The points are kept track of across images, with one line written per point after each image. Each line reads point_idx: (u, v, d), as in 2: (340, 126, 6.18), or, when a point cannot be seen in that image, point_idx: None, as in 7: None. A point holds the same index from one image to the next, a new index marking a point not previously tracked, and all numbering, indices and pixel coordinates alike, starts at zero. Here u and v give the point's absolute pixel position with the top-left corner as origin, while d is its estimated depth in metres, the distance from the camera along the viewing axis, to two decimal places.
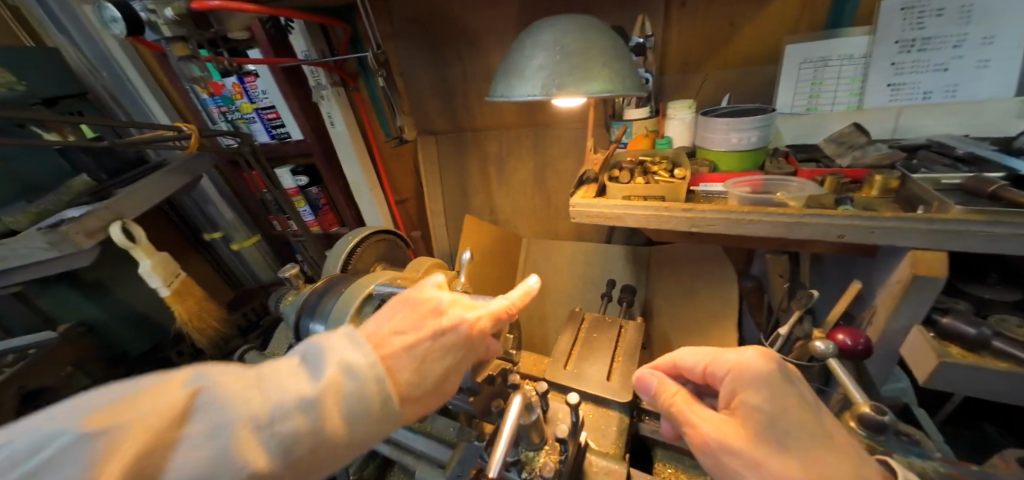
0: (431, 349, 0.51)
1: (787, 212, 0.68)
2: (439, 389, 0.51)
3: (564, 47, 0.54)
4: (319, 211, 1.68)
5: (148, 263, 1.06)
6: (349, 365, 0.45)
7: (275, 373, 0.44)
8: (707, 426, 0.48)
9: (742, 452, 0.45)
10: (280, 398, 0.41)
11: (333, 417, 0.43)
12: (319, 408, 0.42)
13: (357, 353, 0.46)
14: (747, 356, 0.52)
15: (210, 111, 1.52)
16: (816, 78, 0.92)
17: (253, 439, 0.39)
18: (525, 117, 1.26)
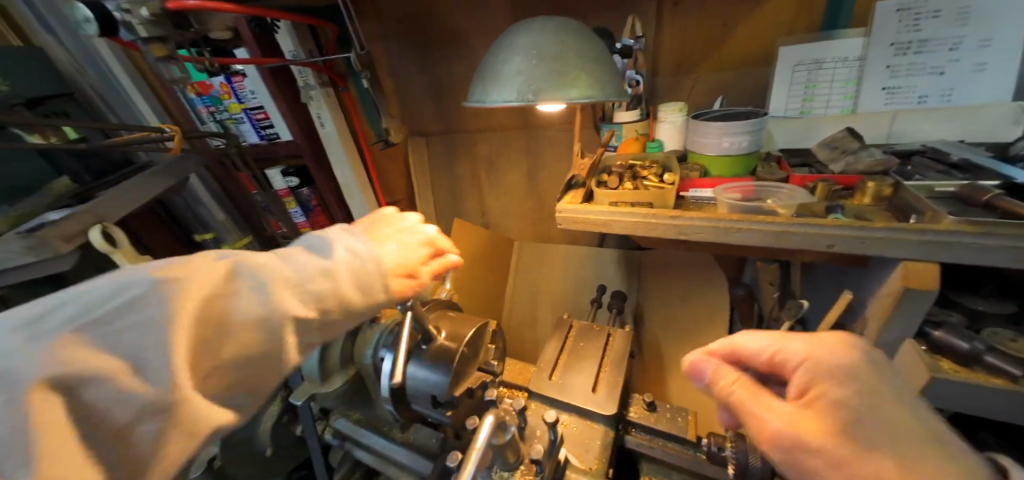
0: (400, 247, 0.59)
1: (776, 221, 0.66)
2: (408, 274, 0.57)
3: (541, 51, 0.52)
4: (310, 212, 1.66)
5: (129, 268, 1.03)
6: (354, 250, 0.52)
7: (292, 253, 0.50)
8: (777, 417, 0.45)
9: (823, 449, 0.41)
10: (303, 267, 0.48)
11: (349, 283, 0.50)
12: (337, 275, 0.50)
13: (357, 240, 0.54)
14: (823, 347, 0.50)
15: (199, 111, 1.50)
16: (809, 80, 0.90)
17: (304, 294, 0.47)
18: (516, 118, 1.24)
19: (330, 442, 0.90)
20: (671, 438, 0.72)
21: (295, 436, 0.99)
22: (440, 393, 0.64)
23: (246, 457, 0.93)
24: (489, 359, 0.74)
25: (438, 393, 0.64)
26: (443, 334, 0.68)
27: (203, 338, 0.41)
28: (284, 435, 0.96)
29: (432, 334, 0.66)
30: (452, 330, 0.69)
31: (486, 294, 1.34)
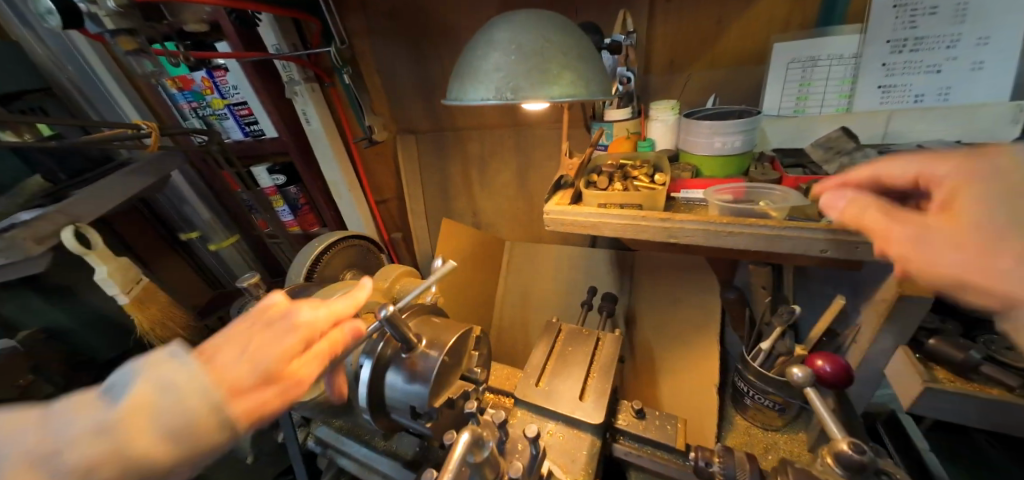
0: (259, 348, 0.47)
1: (768, 224, 0.64)
2: (270, 381, 0.46)
3: (520, 46, 0.49)
4: (298, 211, 1.62)
5: (103, 269, 1.00)
6: (160, 383, 0.39)
7: (72, 404, 0.38)
8: (904, 230, 0.44)
9: (943, 253, 0.40)
10: (70, 429, 0.36)
11: (143, 437, 0.37)
12: (120, 432, 0.37)
13: (170, 368, 0.40)
14: (1008, 147, 0.40)
15: (181, 107, 1.46)
16: (804, 78, 0.88)
17: (73, 468, 0.35)
18: (506, 116, 1.21)
19: (312, 450, 0.88)
20: (660, 447, 0.70)
21: (277, 443, 0.96)
22: (419, 404, 0.62)
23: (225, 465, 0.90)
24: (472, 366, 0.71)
25: (418, 404, 0.62)
26: (423, 342, 0.66)
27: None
28: (266, 442, 0.93)
29: (413, 342, 0.64)
30: (433, 336, 0.67)
31: (476, 295, 1.32)
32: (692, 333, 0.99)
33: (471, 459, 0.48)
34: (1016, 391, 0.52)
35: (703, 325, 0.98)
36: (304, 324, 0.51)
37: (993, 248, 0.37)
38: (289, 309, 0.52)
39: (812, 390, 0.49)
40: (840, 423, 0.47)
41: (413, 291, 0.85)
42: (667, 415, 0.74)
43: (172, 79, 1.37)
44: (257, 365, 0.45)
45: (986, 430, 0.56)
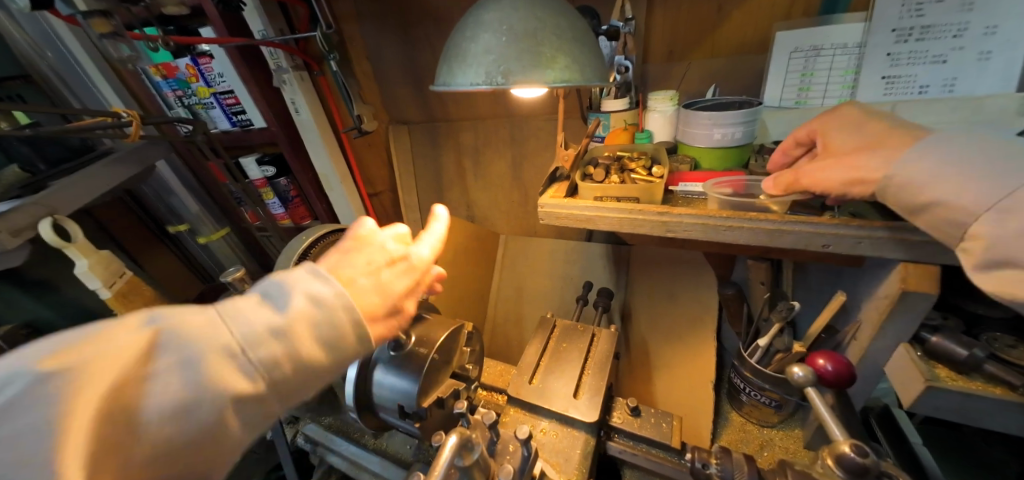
0: (386, 288, 0.48)
1: (768, 218, 0.62)
2: (393, 315, 0.49)
3: (510, 28, 0.46)
4: (289, 203, 1.58)
5: (84, 263, 0.97)
6: (320, 298, 0.43)
7: (236, 309, 0.42)
8: (826, 170, 0.58)
9: (845, 170, 0.57)
10: (244, 330, 0.40)
11: (304, 342, 0.42)
12: (289, 335, 0.41)
13: (325, 287, 0.44)
14: (839, 112, 0.63)
15: (166, 95, 1.41)
16: (806, 68, 0.86)
17: (255, 365, 0.40)
18: (501, 106, 1.18)
19: (302, 447, 0.86)
20: (656, 445, 0.69)
21: (266, 442, 0.94)
22: (407, 403, 0.60)
23: None
24: (463, 363, 0.69)
25: (406, 403, 0.60)
26: (412, 339, 0.64)
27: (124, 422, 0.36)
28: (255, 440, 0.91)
29: (401, 340, 0.62)
30: (423, 333, 0.65)
31: (470, 290, 1.30)
32: (687, 329, 0.98)
33: (459, 462, 0.46)
34: (1018, 390, 0.51)
35: (700, 320, 0.97)
36: (413, 266, 0.53)
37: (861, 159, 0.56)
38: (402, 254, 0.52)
39: (813, 389, 0.48)
40: (841, 423, 0.46)
41: None
42: (663, 412, 0.73)
43: (155, 65, 1.32)
44: (388, 300, 0.48)
45: (987, 429, 0.55)
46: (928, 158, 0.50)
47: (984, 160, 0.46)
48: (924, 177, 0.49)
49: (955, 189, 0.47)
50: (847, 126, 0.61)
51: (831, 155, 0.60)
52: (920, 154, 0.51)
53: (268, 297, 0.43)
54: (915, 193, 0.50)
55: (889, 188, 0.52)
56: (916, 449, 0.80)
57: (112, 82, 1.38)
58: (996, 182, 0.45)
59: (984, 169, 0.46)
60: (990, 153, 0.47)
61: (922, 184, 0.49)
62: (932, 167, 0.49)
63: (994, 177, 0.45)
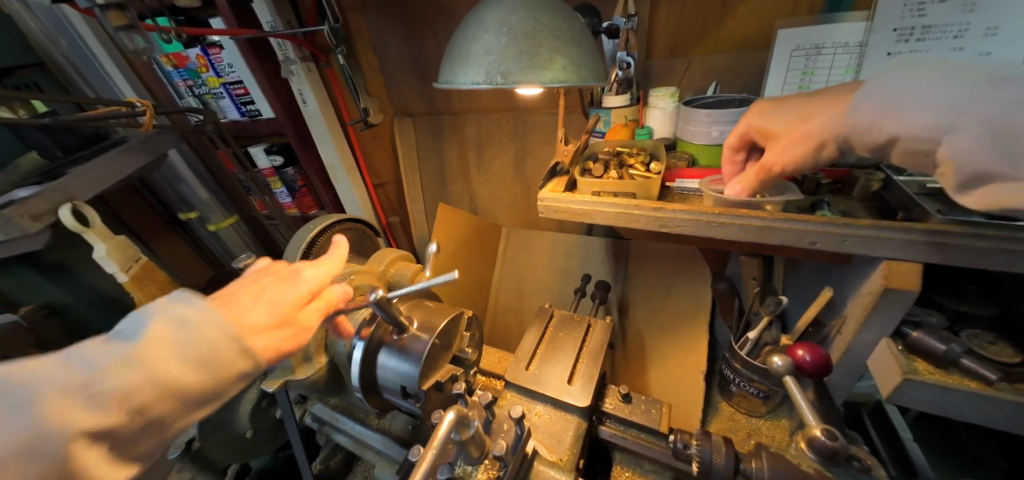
0: (269, 302, 0.50)
1: (758, 216, 0.64)
2: (281, 326, 0.50)
3: (511, 29, 0.48)
4: (296, 193, 1.62)
5: (102, 247, 1.01)
6: (174, 322, 0.44)
7: (81, 348, 0.42)
8: (777, 158, 0.61)
9: (797, 150, 0.59)
10: (88, 363, 0.41)
11: (162, 365, 0.43)
12: (139, 363, 0.42)
13: (180, 309, 0.45)
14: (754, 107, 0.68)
15: (177, 85, 1.44)
16: (807, 67, 0.86)
17: (108, 397, 0.40)
18: (504, 100, 1.20)
19: (310, 426, 0.91)
20: (646, 430, 0.72)
21: (276, 421, 0.99)
22: (409, 384, 0.63)
23: (225, 441, 0.93)
24: (463, 349, 0.73)
25: (408, 384, 0.63)
26: (415, 325, 0.67)
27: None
28: (263, 419, 0.96)
29: (404, 325, 0.65)
30: (424, 319, 0.68)
31: (473, 279, 1.33)
32: (681, 322, 1.01)
33: (455, 437, 0.49)
34: (993, 384, 0.53)
35: (696, 314, 0.99)
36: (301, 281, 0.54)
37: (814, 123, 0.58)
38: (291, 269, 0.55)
39: (791, 378, 0.51)
40: (818, 412, 0.49)
41: (408, 275, 0.86)
42: (653, 398, 0.77)
43: (166, 55, 1.35)
44: (270, 312, 0.49)
45: (961, 421, 0.57)
46: (878, 93, 0.51)
47: (931, 83, 0.47)
48: (879, 113, 0.51)
49: (908, 118, 0.48)
50: (772, 111, 0.64)
51: (779, 143, 0.61)
52: (863, 96, 0.52)
53: (122, 330, 0.43)
54: (877, 131, 0.51)
55: (848, 136, 0.54)
56: (907, 445, 0.82)
57: (126, 73, 1.41)
58: (945, 103, 0.46)
59: (930, 91, 0.47)
60: (940, 76, 0.47)
61: (881, 121, 0.51)
62: (881, 104, 0.51)
63: (945, 97, 0.46)
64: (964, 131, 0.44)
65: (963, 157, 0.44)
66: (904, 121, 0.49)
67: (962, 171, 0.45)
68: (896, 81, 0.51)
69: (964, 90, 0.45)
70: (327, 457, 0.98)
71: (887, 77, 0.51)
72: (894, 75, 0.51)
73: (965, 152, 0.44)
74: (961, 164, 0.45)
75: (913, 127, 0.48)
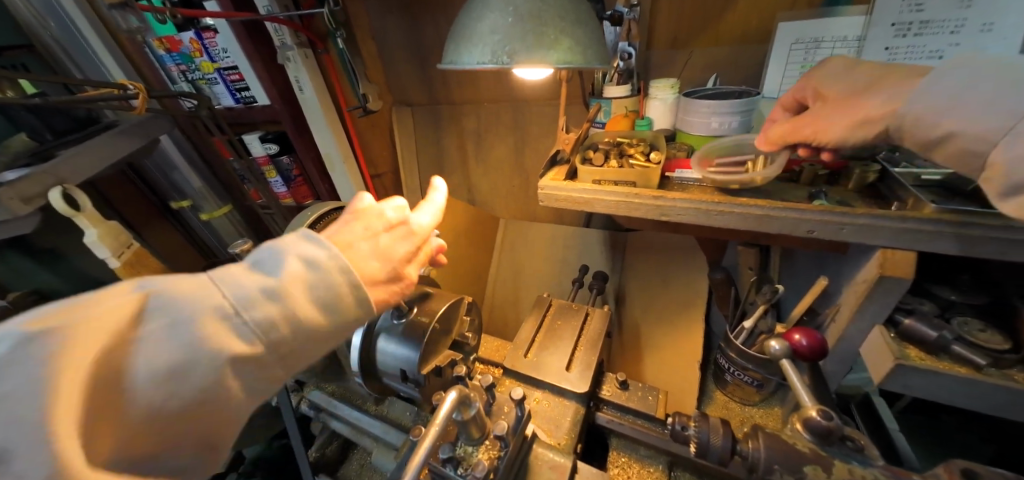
0: (387, 253, 0.51)
1: (758, 204, 0.64)
2: (394, 278, 0.52)
3: (517, 9, 0.48)
4: (291, 182, 1.60)
5: (93, 231, 1.00)
6: (313, 259, 0.45)
7: (228, 273, 0.42)
8: (829, 122, 0.61)
9: (847, 112, 0.60)
10: (239, 289, 0.41)
11: (302, 303, 0.43)
12: (285, 296, 0.42)
13: (318, 248, 0.45)
14: (834, 65, 0.66)
15: (170, 69, 1.42)
16: (806, 60, 0.87)
17: (256, 325, 0.40)
18: (504, 91, 1.19)
19: (305, 412, 0.91)
20: (643, 416, 0.73)
21: (271, 408, 0.99)
22: (409, 368, 0.63)
23: None
24: (462, 334, 0.73)
25: (407, 369, 0.63)
26: (414, 310, 0.68)
27: (115, 388, 0.35)
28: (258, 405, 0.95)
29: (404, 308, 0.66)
30: (424, 304, 0.68)
31: (471, 270, 1.33)
32: (676, 312, 1.02)
33: (456, 417, 0.49)
34: (983, 370, 0.55)
35: (692, 305, 1.00)
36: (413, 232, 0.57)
37: (868, 107, 0.57)
38: (402, 218, 0.56)
39: (788, 362, 0.52)
40: (813, 394, 0.50)
41: None
42: (650, 386, 0.77)
43: (159, 39, 1.33)
44: (393, 259, 0.52)
45: (950, 406, 0.59)
46: (936, 87, 0.50)
47: (996, 83, 0.46)
48: (936, 107, 0.49)
49: (967, 116, 0.47)
50: (845, 76, 0.63)
51: (826, 107, 0.63)
52: (923, 89, 0.51)
53: (261, 260, 0.44)
54: (932, 126, 0.50)
55: (902, 128, 0.53)
56: (891, 434, 0.84)
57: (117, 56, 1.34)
58: (1007, 105, 0.44)
59: (1002, 88, 0.45)
60: (1003, 76, 0.46)
61: (936, 117, 0.49)
62: (943, 97, 0.49)
63: (1006, 100, 0.45)
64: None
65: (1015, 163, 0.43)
66: (962, 118, 0.47)
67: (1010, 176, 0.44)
68: (954, 77, 0.49)
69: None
70: (322, 444, 0.97)
71: (955, 70, 0.49)
72: (972, 64, 0.48)
73: (1016, 160, 0.44)
74: (1011, 169, 0.44)
75: (970, 125, 0.47)
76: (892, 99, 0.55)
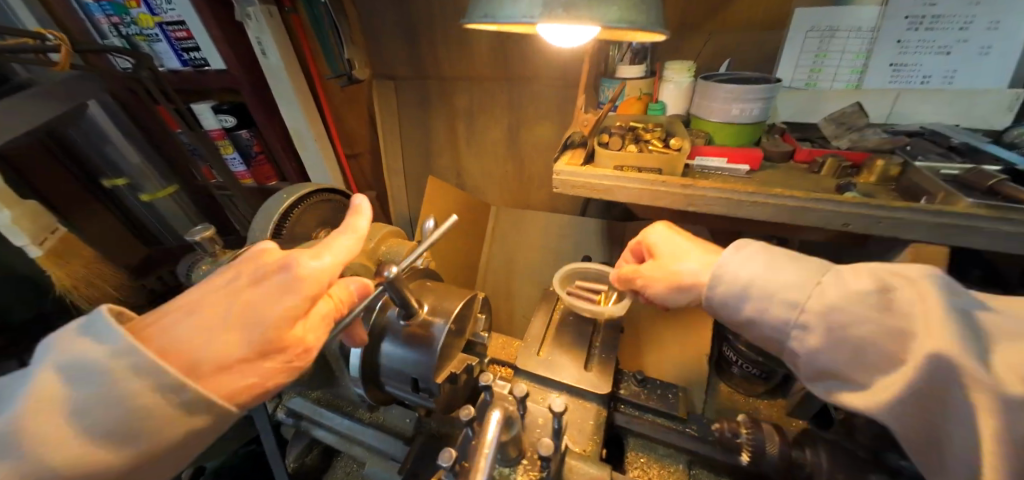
0: (249, 322, 0.39)
1: (795, 195, 0.62)
2: (266, 351, 0.40)
3: None
4: (251, 160, 1.42)
5: (8, 215, 0.81)
6: (75, 372, 0.32)
7: None
8: (652, 278, 0.61)
9: (662, 275, 0.60)
10: None
11: (59, 438, 0.31)
12: (21, 440, 0.30)
13: (88, 351, 0.33)
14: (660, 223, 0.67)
15: (98, 22, 1.20)
16: (821, 50, 0.84)
17: None
18: (500, 67, 1.10)
19: (283, 422, 0.81)
20: (662, 414, 0.71)
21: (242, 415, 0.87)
22: (421, 377, 0.56)
23: None
24: (475, 334, 0.66)
25: (420, 377, 0.56)
26: (424, 309, 0.59)
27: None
28: None
29: (414, 309, 0.57)
30: (435, 303, 0.60)
31: (462, 261, 1.25)
32: None
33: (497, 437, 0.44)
34: None
35: None
36: (299, 277, 0.43)
37: (678, 279, 0.57)
38: (284, 260, 0.44)
39: None
40: None
41: (403, 253, 0.77)
42: (666, 383, 0.75)
43: None
44: (252, 333, 0.39)
45: None
46: (728, 272, 0.50)
47: (776, 276, 0.47)
48: (733, 293, 0.50)
49: (757, 305, 0.48)
50: (664, 228, 0.65)
51: (658, 265, 0.61)
52: (718, 269, 0.51)
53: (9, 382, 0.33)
54: (733, 310, 0.50)
55: (713, 307, 0.53)
56: None
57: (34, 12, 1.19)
58: (789, 299, 0.45)
59: (781, 279, 0.46)
60: (783, 266, 0.47)
61: (734, 303, 0.50)
62: (735, 282, 0.50)
63: (788, 290, 0.46)
64: (808, 329, 0.44)
65: (814, 357, 0.43)
66: (761, 304, 0.47)
67: (811, 364, 0.44)
68: (745, 262, 0.50)
69: (801, 291, 0.45)
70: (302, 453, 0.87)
71: (746, 253, 0.50)
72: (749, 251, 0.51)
73: (814, 352, 0.43)
74: (810, 360, 0.44)
75: (765, 314, 0.47)
76: (698, 270, 0.56)
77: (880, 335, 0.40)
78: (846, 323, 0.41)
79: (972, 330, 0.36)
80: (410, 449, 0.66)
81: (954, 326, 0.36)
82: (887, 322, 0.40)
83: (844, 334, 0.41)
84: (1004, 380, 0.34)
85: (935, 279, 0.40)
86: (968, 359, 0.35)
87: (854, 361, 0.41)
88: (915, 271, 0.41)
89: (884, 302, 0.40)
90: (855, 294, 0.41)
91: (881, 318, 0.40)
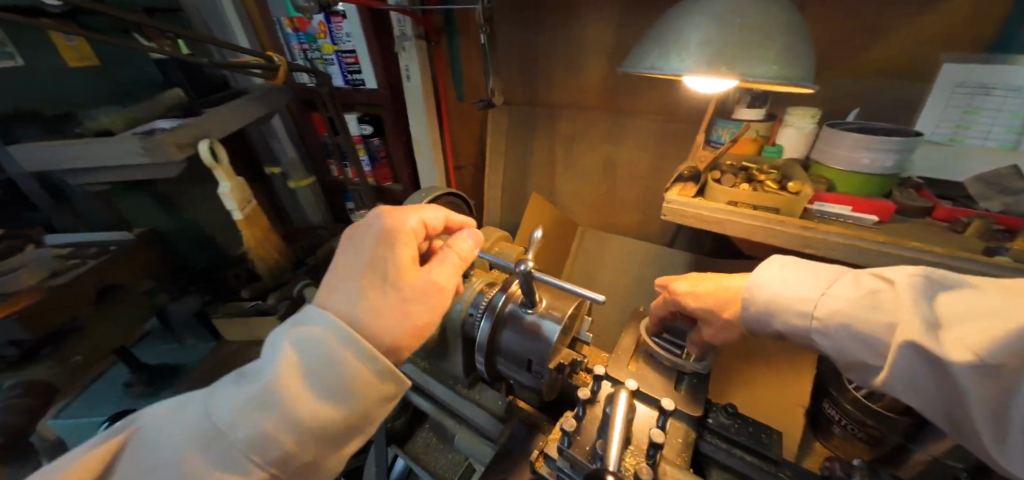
0: (403, 269, 0.53)
1: (934, 251, 0.62)
2: (415, 289, 0.53)
3: (743, 21, 0.48)
4: (376, 162, 1.63)
5: (226, 185, 1.12)
6: (297, 362, 0.44)
7: (225, 388, 0.44)
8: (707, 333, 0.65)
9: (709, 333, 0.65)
10: (230, 409, 0.42)
11: (294, 409, 0.42)
12: (273, 407, 0.42)
13: (306, 343, 0.45)
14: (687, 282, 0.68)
15: (293, 48, 1.48)
16: (970, 106, 0.79)
17: (248, 440, 0.41)
18: (606, 99, 1.19)
19: None
20: (753, 452, 0.66)
21: None
22: (537, 359, 0.65)
23: None
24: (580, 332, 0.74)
25: (535, 359, 0.65)
26: (543, 303, 0.68)
27: None
28: None
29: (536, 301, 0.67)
30: (554, 302, 0.69)
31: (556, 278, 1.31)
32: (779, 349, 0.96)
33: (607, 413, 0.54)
34: None
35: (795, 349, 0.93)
36: (398, 236, 0.56)
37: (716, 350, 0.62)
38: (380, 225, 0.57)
39: None
40: None
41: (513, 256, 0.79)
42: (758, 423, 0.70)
43: (290, 18, 1.39)
44: (389, 275, 0.52)
45: None
46: (758, 296, 0.60)
47: (789, 292, 0.57)
48: (762, 313, 0.59)
49: (784, 321, 0.57)
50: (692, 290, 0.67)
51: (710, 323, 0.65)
52: (751, 292, 0.60)
53: (261, 366, 0.45)
54: (768, 324, 0.59)
55: (756, 330, 0.62)
56: None
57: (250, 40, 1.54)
58: (801, 308, 0.55)
59: (797, 294, 0.56)
60: (795, 284, 0.57)
61: (764, 321, 0.60)
62: (763, 300, 0.59)
63: (800, 301, 0.56)
64: (826, 332, 0.53)
65: (835, 352, 0.53)
66: (787, 320, 0.57)
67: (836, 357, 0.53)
68: (769, 287, 0.59)
69: (808, 301, 0.55)
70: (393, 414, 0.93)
71: (764, 286, 0.59)
72: (764, 283, 0.59)
73: (833, 348, 0.53)
74: (833, 353, 0.54)
75: (790, 324, 0.57)
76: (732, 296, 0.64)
77: (874, 326, 0.49)
78: (850, 321, 0.51)
79: (930, 313, 0.45)
80: (504, 428, 0.71)
81: (919, 314, 0.45)
82: (876, 315, 0.49)
83: (852, 329, 0.51)
84: (950, 351, 0.42)
85: (914, 279, 0.49)
86: (928, 337, 0.44)
87: (860, 347, 0.50)
88: (893, 273, 0.51)
89: (874, 300, 0.50)
90: (849, 301, 0.51)
91: (873, 315, 0.49)
